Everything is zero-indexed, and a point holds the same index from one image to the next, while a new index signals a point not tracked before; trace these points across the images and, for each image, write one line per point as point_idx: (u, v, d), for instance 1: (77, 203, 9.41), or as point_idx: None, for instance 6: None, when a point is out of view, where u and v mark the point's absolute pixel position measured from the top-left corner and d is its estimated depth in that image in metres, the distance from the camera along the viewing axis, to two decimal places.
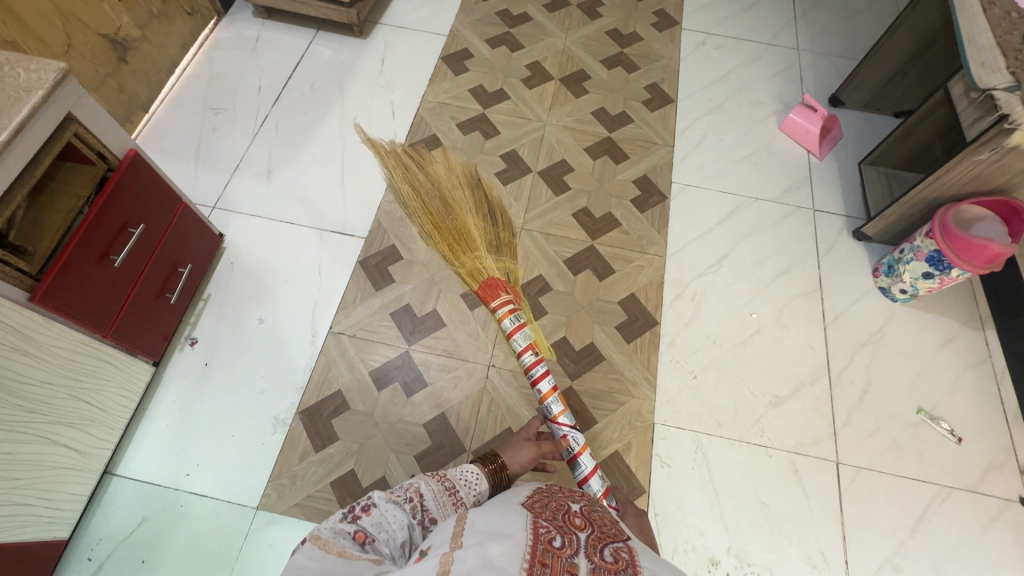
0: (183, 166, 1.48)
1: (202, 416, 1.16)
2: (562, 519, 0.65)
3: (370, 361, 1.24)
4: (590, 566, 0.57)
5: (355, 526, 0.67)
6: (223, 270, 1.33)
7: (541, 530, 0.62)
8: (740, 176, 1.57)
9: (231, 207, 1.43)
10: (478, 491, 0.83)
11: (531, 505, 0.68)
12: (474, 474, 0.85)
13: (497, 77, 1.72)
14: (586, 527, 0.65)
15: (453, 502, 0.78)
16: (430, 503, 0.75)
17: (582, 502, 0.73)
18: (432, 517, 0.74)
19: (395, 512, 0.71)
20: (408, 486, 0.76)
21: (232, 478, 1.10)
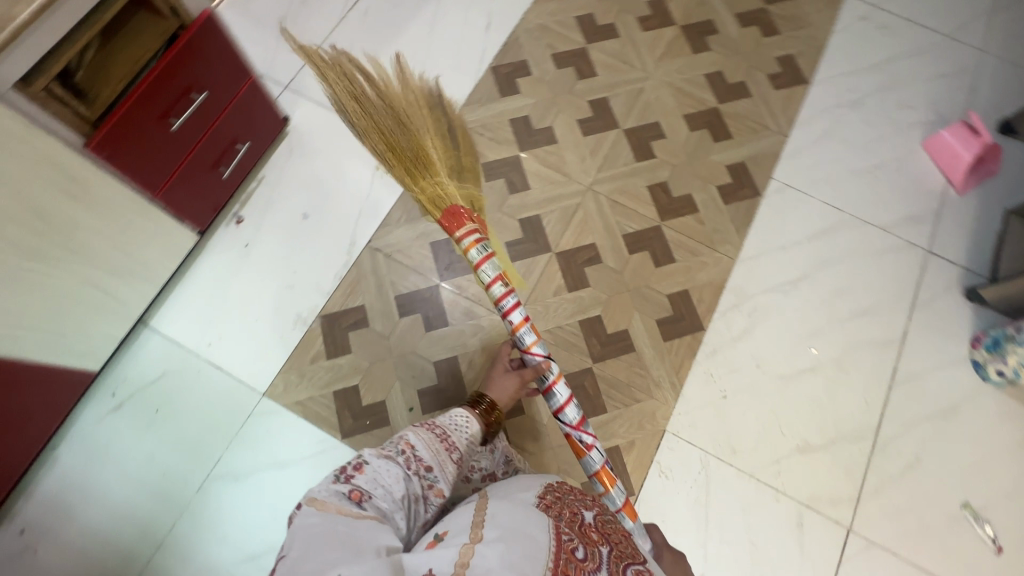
0: (264, 36, 1.43)
1: (232, 294, 1.19)
2: (581, 527, 0.65)
3: (399, 286, 1.22)
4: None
5: (351, 484, 0.65)
6: (279, 156, 1.31)
7: (564, 536, 0.61)
8: (854, 191, 1.35)
9: (302, 91, 1.38)
10: (470, 435, 0.83)
11: (550, 504, 0.67)
12: (463, 417, 0.84)
13: (612, 7, 1.51)
14: (605, 541, 0.65)
15: (445, 449, 0.78)
16: (423, 454, 0.75)
17: (597, 509, 0.72)
18: (426, 468, 0.73)
19: (389, 470, 0.69)
20: (396, 443, 0.74)
21: (247, 361, 1.15)
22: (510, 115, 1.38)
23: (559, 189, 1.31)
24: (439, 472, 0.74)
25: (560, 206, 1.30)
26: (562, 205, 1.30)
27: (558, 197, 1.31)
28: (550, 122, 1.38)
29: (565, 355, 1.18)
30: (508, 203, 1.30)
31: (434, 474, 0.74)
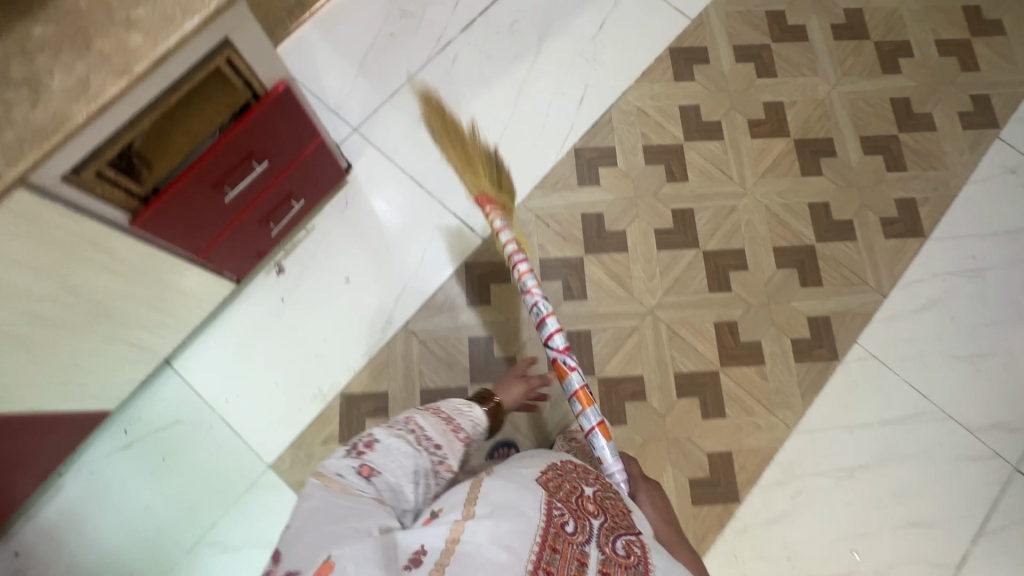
0: (344, 67, 1.34)
1: (259, 351, 1.15)
2: (576, 503, 0.69)
3: (427, 378, 1.15)
4: (599, 555, 0.63)
5: (362, 461, 0.70)
6: (333, 208, 1.24)
7: (556, 510, 0.66)
8: (946, 378, 1.19)
9: (371, 138, 1.30)
10: (475, 419, 0.86)
11: (546, 482, 0.71)
12: (466, 406, 0.87)
13: (722, 103, 1.36)
14: (599, 514, 0.69)
15: (451, 431, 0.81)
16: (432, 433, 0.78)
17: (597, 485, 0.76)
18: (435, 445, 0.77)
19: (399, 446, 0.74)
20: (407, 422, 0.79)
21: (260, 427, 1.12)
22: (583, 208, 1.27)
23: (617, 306, 1.21)
24: (447, 451, 0.78)
25: (614, 326, 1.20)
26: (616, 324, 1.20)
27: (614, 315, 1.20)
28: (624, 225, 1.26)
29: None
30: (559, 310, 1.21)
31: (443, 452, 0.77)
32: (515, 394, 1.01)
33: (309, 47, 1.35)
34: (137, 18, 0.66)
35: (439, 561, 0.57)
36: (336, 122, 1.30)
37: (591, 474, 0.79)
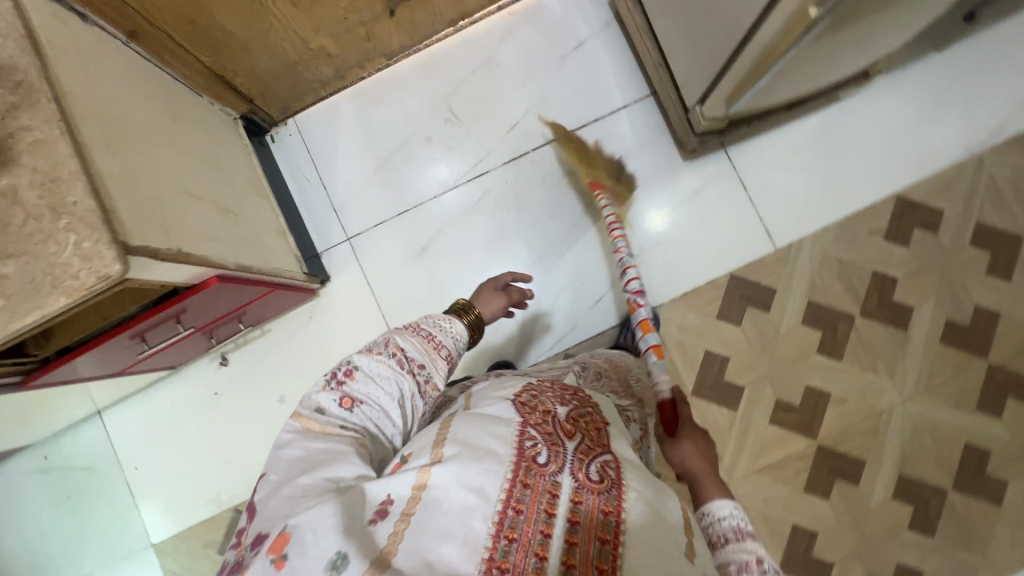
0: (365, 162, 1.19)
1: (179, 435, 1.16)
2: (551, 426, 0.53)
3: None
4: (574, 486, 0.48)
5: (342, 392, 0.62)
6: (295, 321, 1.16)
7: (527, 439, 0.51)
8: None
9: (361, 254, 1.17)
10: (456, 334, 0.75)
11: (520, 403, 0.56)
12: (446, 320, 0.76)
13: (758, 366, 1.12)
14: (575, 437, 0.53)
15: (436, 348, 0.71)
16: (414, 355, 0.68)
17: (575, 405, 0.60)
18: (419, 364, 0.67)
19: (382, 368, 0.65)
20: (386, 341, 0.68)
21: (155, 506, 1.15)
22: None
23: None
24: (433, 368, 0.68)
25: None
26: None
27: None
28: None
29: None
30: None
31: (428, 369, 0.68)
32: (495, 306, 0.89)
33: (334, 122, 1.19)
34: (4, 274, 0.56)
35: (406, 513, 0.45)
36: (331, 224, 1.18)
37: (578, 394, 0.64)
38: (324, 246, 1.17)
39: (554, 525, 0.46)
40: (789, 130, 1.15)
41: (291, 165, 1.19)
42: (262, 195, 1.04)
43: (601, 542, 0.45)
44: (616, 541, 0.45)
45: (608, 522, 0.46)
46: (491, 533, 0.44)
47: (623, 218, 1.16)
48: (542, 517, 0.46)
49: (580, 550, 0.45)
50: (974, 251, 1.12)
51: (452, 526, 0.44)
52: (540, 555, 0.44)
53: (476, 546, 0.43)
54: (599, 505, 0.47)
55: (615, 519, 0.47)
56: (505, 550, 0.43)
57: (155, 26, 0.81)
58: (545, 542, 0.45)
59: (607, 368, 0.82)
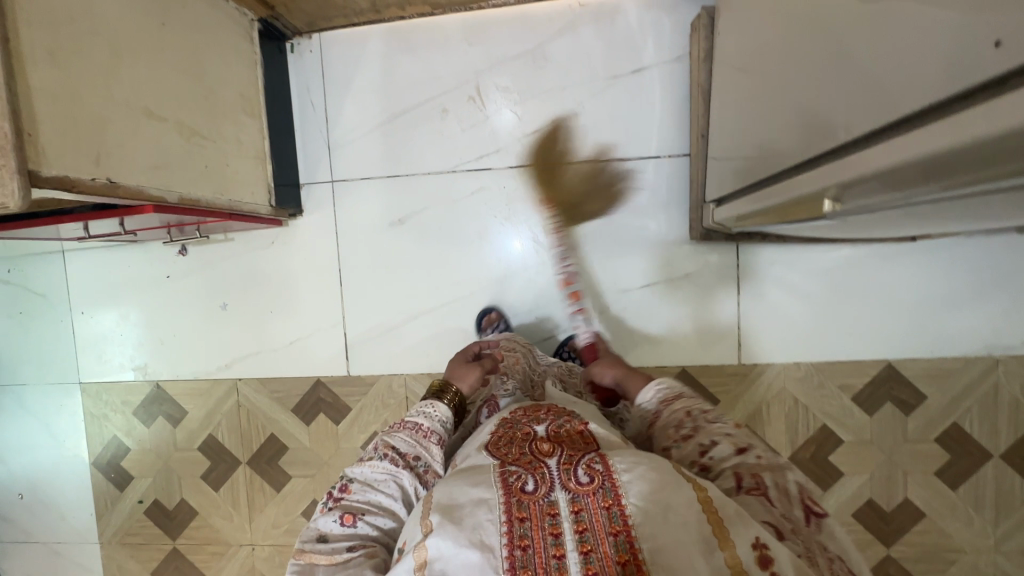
0: (373, 109, 1.12)
1: (127, 299, 1.22)
2: (527, 452, 0.57)
3: (220, 431, 1.22)
4: (569, 497, 0.50)
5: (340, 510, 0.64)
6: (258, 241, 1.17)
7: (510, 477, 0.53)
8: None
9: (338, 201, 1.14)
10: (442, 416, 0.75)
11: (494, 447, 0.60)
12: (429, 404, 0.76)
13: None
14: (555, 452, 0.56)
15: (424, 437, 0.72)
16: (406, 449, 0.70)
17: (551, 418, 0.64)
18: (410, 459, 0.69)
19: (375, 475, 0.67)
20: (376, 443, 0.70)
21: (92, 351, 1.25)
22: None
23: None
24: (428, 456, 0.70)
25: None
26: None
27: None
28: None
29: None
30: None
31: (424, 460, 0.70)
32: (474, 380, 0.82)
33: (356, 56, 1.11)
34: None
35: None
36: (321, 161, 1.14)
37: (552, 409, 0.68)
38: (307, 179, 1.14)
39: (564, 544, 0.47)
40: (812, 251, 1.04)
41: (302, 85, 1.13)
42: (250, 113, 0.99)
43: (614, 535, 0.46)
44: (628, 528, 0.46)
45: (613, 514, 0.48)
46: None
47: (605, 269, 1.10)
48: (551, 542, 0.47)
49: (598, 553, 0.45)
50: (935, 448, 1.05)
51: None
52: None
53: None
54: (598, 505, 0.49)
55: (618, 509, 0.48)
56: None
57: None
58: (559, 543, 0.47)
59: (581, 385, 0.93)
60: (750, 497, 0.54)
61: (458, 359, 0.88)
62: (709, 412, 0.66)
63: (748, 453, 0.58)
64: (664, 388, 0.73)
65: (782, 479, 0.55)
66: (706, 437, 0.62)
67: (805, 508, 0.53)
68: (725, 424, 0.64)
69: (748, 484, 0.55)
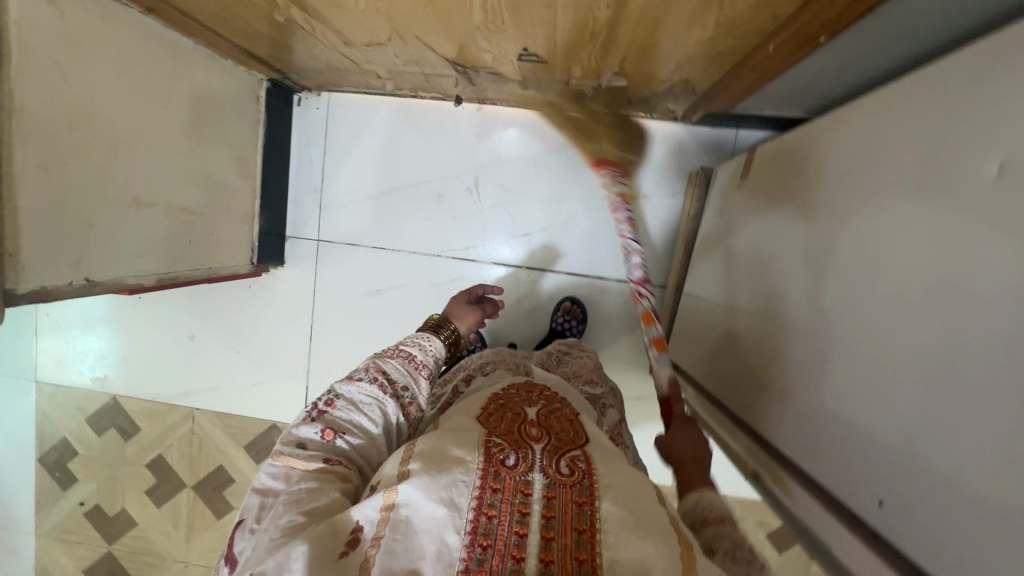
0: (372, 180, 1.12)
1: (95, 312, 1.23)
2: (515, 431, 0.50)
3: (170, 452, 1.25)
4: (545, 483, 0.44)
5: (321, 423, 0.55)
6: (238, 284, 1.18)
7: (491, 446, 0.47)
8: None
9: (323, 261, 1.16)
10: (435, 351, 0.70)
11: (485, 417, 0.52)
12: (424, 339, 0.71)
13: None
14: (544, 437, 0.49)
15: (416, 367, 0.65)
16: (396, 376, 0.62)
17: (543, 401, 0.56)
18: (401, 387, 0.62)
19: (363, 396, 0.59)
20: (367, 363, 0.62)
21: (52, 355, 1.25)
22: None
23: None
24: (416, 389, 0.63)
25: None
26: None
27: None
28: None
29: None
30: None
31: (411, 390, 0.63)
32: (471, 322, 0.86)
33: (364, 124, 1.11)
34: None
35: (377, 537, 0.40)
36: (311, 218, 1.15)
37: (546, 393, 0.58)
38: (295, 234, 1.15)
39: (529, 524, 0.41)
40: None
41: (304, 139, 1.12)
42: (244, 174, 0.99)
43: (576, 532, 0.40)
44: (594, 529, 0.40)
45: (583, 512, 0.42)
46: (464, 544, 0.39)
47: None
48: (516, 519, 0.41)
49: (558, 544, 0.40)
50: None
51: (424, 545, 0.39)
52: (518, 557, 0.39)
53: (451, 560, 0.39)
54: (571, 498, 0.43)
55: (590, 508, 0.42)
56: (480, 558, 0.39)
57: (184, 10, 0.72)
58: (523, 522, 0.41)
59: (571, 367, 0.83)
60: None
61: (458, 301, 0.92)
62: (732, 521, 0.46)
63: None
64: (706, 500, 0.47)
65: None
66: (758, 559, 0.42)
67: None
68: (733, 534, 0.45)
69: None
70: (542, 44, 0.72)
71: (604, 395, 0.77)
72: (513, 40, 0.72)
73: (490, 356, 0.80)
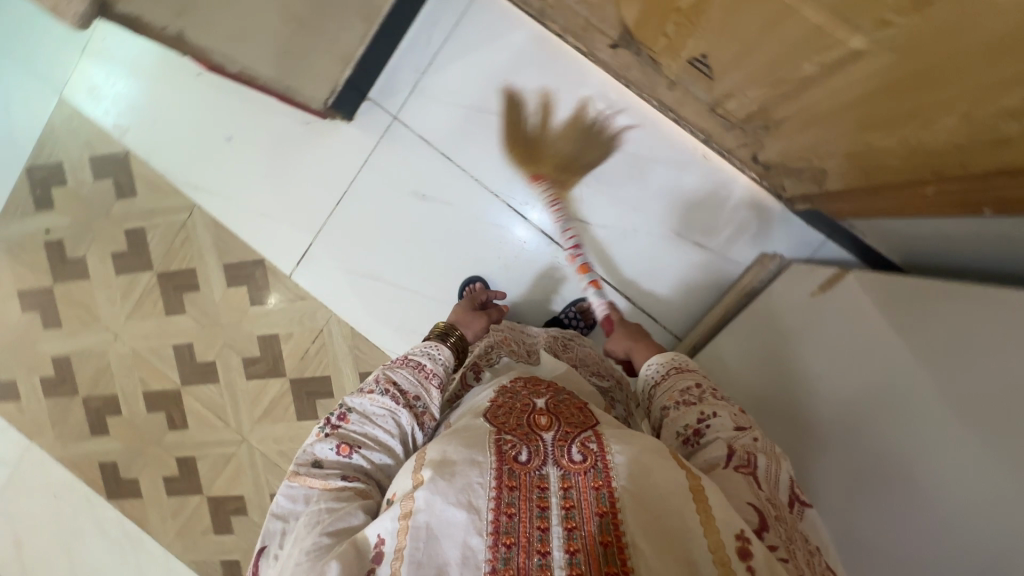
0: (476, 92, 1.09)
1: (151, 62, 1.17)
2: (525, 424, 0.56)
3: (154, 231, 1.22)
4: (560, 474, 0.51)
5: (336, 439, 0.63)
6: (296, 116, 1.14)
7: (504, 445, 0.53)
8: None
9: (388, 140, 1.12)
10: (444, 359, 0.75)
11: (493, 414, 0.59)
12: (433, 346, 0.77)
13: None
14: (553, 425, 0.56)
15: (426, 376, 0.71)
16: (407, 387, 0.69)
17: (550, 393, 0.62)
18: (412, 397, 0.68)
19: (376, 409, 0.66)
20: (379, 377, 0.69)
21: (89, 80, 1.20)
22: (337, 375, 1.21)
23: (246, 404, 1.27)
24: (428, 399, 0.70)
25: (228, 401, 1.27)
26: (223, 405, 1.27)
27: (238, 400, 1.27)
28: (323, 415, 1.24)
29: (91, 371, 1.31)
30: (228, 353, 1.24)
31: (423, 400, 0.69)
32: (476, 329, 0.90)
33: (498, 36, 1.07)
34: None
35: (399, 546, 0.46)
36: (400, 93, 1.10)
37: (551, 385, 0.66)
38: (378, 100, 1.11)
39: (549, 518, 0.47)
40: None
41: (435, 16, 1.07)
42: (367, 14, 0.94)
43: (599, 517, 0.47)
44: (616, 511, 0.47)
45: (601, 496, 0.48)
46: (488, 545, 0.45)
47: None
48: (536, 514, 0.48)
49: (580, 532, 0.46)
50: None
51: (450, 552, 0.45)
52: (542, 552, 0.45)
53: (477, 562, 0.45)
54: (588, 484, 0.49)
55: (608, 491, 0.48)
56: (506, 556, 0.45)
57: None
58: (543, 517, 0.47)
59: (576, 353, 0.85)
60: (735, 473, 0.52)
61: (465, 308, 0.96)
62: (717, 391, 0.63)
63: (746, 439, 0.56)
64: (660, 364, 0.68)
65: (770, 466, 0.54)
66: (705, 408, 0.60)
67: (790, 499, 0.54)
68: (729, 403, 0.60)
69: (736, 459, 0.53)
70: (721, 60, 0.69)
71: (612, 389, 0.81)
72: (699, 42, 0.68)
73: (494, 337, 0.86)
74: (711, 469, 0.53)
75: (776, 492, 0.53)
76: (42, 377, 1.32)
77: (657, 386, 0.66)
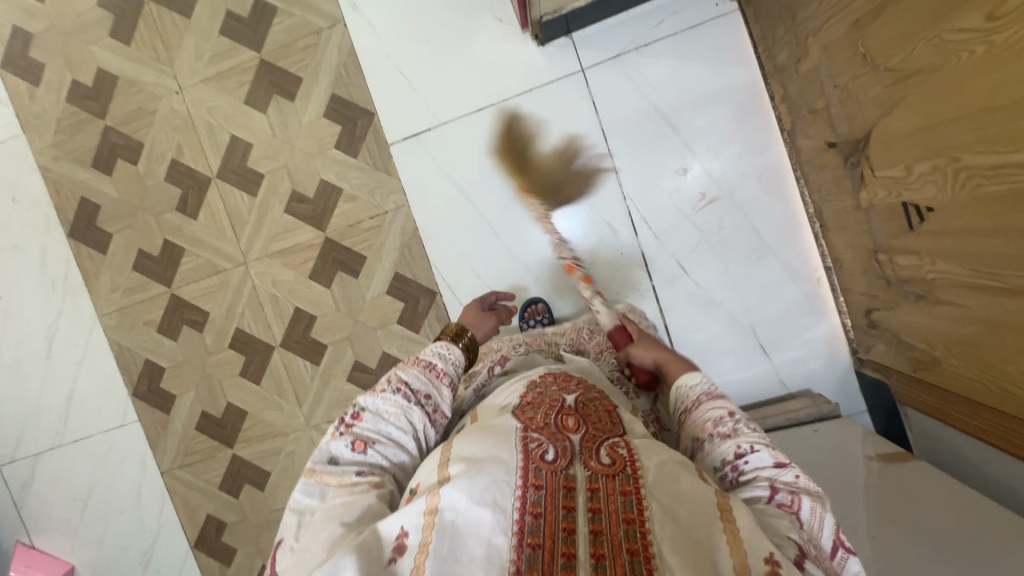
0: (668, 96, 1.06)
1: None
2: (552, 423, 0.52)
3: (285, 19, 1.11)
4: (587, 475, 0.47)
5: (351, 438, 0.59)
6: (491, 7, 1.07)
7: (530, 443, 0.49)
8: (63, 468, 1.27)
9: (564, 84, 1.07)
10: (456, 359, 0.69)
11: (520, 412, 0.55)
12: (444, 346, 0.70)
13: None
14: (581, 428, 0.52)
15: (437, 376, 0.66)
16: (418, 386, 0.64)
17: (580, 390, 0.58)
18: (423, 396, 0.63)
19: (387, 408, 0.61)
20: (388, 376, 0.64)
21: None
22: (374, 258, 1.15)
23: (266, 231, 1.17)
24: (439, 398, 0.65)
25: (250, 218, 1.18)
26: (244, 219, 1.18)
27: (261, 223, 1.17)
28: (336, 285, 1.17)
29: (132, 106, 1.17)
30: (282, 176, 1.15)
31: (434, 399, 0.64)
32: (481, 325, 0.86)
33: (718, 60, 1.05)
34: None
35: (423, 542, 0.42)
36: (601, 51, 1.06)
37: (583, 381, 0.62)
38: (579, 44, 1.06)
39: (575, 519, 0.43)
40: None
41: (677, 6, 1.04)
42: None
43: (626, 524, 0.42)
44: (644, 518, 0.42)
45: (629, 501, 0.44)
46: (512, 546, 0.41)
47: None
48: (562, 515, 0.43)
49: (607, 536, 0.41)
50: None
51: (475, 549, 0.41)
52: (568, 555, 0.40)
53: (501, 562, 0.40)
54: (615, 488, 0.45)
55: (636, 497, 0.44)
56: (530, 557, 0.40)
57: None
58: (570, 518, 0.43)
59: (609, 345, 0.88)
60: (778, 512, 0.47)
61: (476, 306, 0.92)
62: (753, 423, 0.56)
63: (787, 473, 0.51)
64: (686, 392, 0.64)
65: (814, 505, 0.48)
66: (743, 441, 0.53)
67: (832, 543, 0.47)
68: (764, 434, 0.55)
69: (779, 498, 0.48)
70: (940, 219, 0.70)
71: None
72: (938, 193, 0.69)
73: (522, 339, 0.87)
74: (751, 507, 0.49)
75: (818, 534, 0.47)
76: (77, 79, 1.18)
77: (690, 415, 0.60)
